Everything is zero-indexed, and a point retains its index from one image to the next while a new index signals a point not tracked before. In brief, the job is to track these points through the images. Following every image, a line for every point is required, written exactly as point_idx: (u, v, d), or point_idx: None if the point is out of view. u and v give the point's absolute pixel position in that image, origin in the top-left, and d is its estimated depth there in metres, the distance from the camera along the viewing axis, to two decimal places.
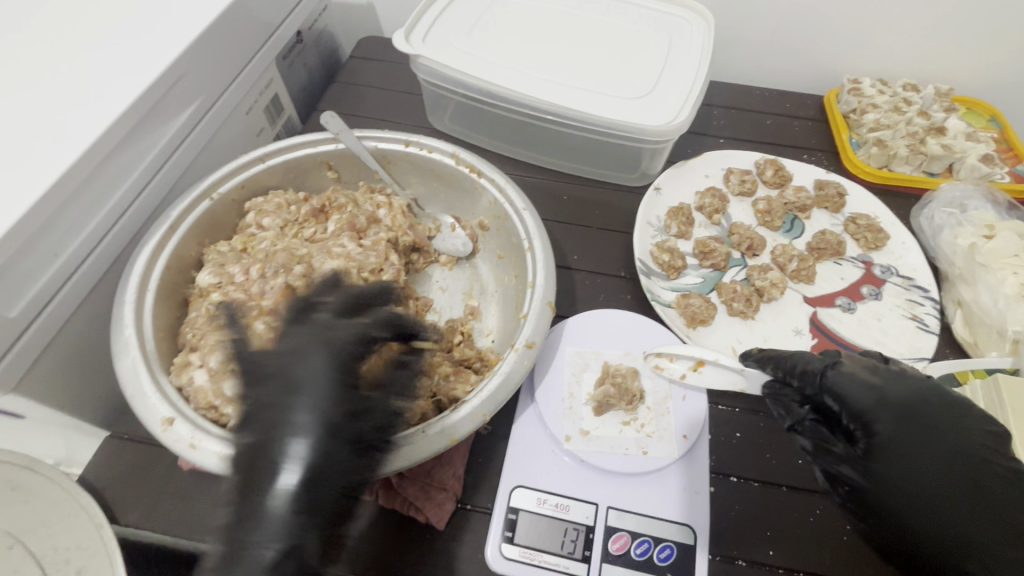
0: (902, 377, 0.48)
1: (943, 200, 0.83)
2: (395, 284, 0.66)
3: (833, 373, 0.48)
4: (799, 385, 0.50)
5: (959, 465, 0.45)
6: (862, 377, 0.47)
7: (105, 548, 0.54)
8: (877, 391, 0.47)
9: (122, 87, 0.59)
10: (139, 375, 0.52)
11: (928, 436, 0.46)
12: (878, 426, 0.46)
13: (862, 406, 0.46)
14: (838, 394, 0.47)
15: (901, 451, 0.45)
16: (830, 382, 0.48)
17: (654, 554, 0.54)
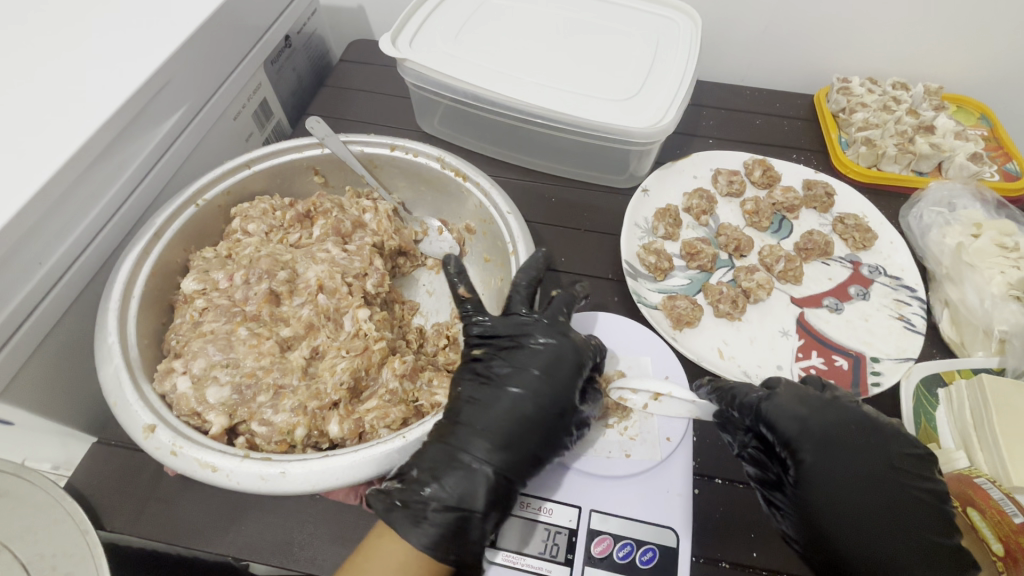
0: (827, 407, 0.53)
1: (931, 199, 0.83)
2: (379, 288, 0.67)
3: (764, 404, 0.53)
4: (740, 416, 0.55)
5: (879, 489, 0.50)
6: (790, 408, 0.53)
7: (91, 553, 0.54)
8: (803, 421, 0.52)
9: (104, 96, 0.59)
10: (122, 382, 0.52)
11: (851, 465, 0.51)
12: (803, 453, 0.51)
13: (790, 434, 0.52)
14: (770, 423, 0.53)
15: (825, 476, 0.51)
16: (762, 414, 0.53)
17: (636, 557, 0.53)
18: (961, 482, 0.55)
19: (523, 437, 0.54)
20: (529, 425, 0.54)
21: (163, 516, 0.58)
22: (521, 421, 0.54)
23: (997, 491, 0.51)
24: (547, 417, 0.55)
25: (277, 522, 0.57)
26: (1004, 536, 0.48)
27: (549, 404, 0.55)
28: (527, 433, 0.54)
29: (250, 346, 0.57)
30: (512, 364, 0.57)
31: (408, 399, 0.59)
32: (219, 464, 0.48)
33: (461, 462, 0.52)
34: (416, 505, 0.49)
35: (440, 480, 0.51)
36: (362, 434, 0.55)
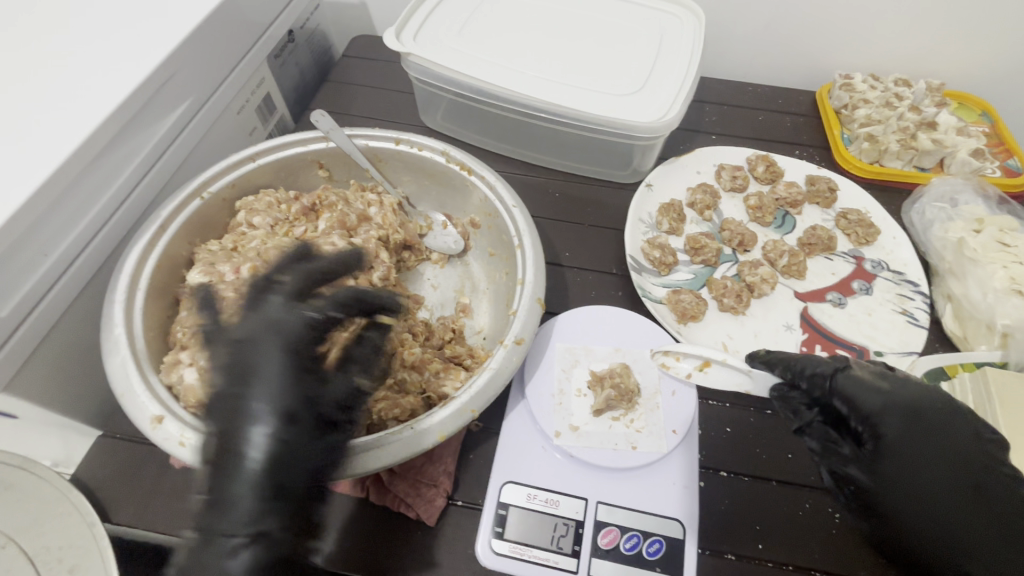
0: (909, 383, 0.50)
1: (933, 194, 0.83)
2: (385, 281, 0.67)
3: (840, 376, 0.50)
4: (808, 388, 0.52)
5: (958, 465, 0.47)
6: (869, 381, 0.50)
7: (98, 546, 0.54)
8: (886, 396, 0.49)
9: (109, 88, 0.58)
10: (129, 373, 0.52)
11: (932, 439, 0.48)
12: (884, 426, 0.48)
13: (871, 409, 0.49)
14: (845, 394, 0.50)
15: (909, 451, 0.47)
16: (838, 385, 0.50)
17: (643, 548, 0.54)
18: None
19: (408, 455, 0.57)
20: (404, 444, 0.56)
21: (172, 509, 0.58)
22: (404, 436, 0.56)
23: None
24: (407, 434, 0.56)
25: None
26: None
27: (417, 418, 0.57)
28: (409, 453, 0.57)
29: None
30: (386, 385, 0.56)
31: (416, 390, 0.60)
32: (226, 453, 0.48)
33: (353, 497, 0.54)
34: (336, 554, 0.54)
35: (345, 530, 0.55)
36: (371, 425, 0.57)
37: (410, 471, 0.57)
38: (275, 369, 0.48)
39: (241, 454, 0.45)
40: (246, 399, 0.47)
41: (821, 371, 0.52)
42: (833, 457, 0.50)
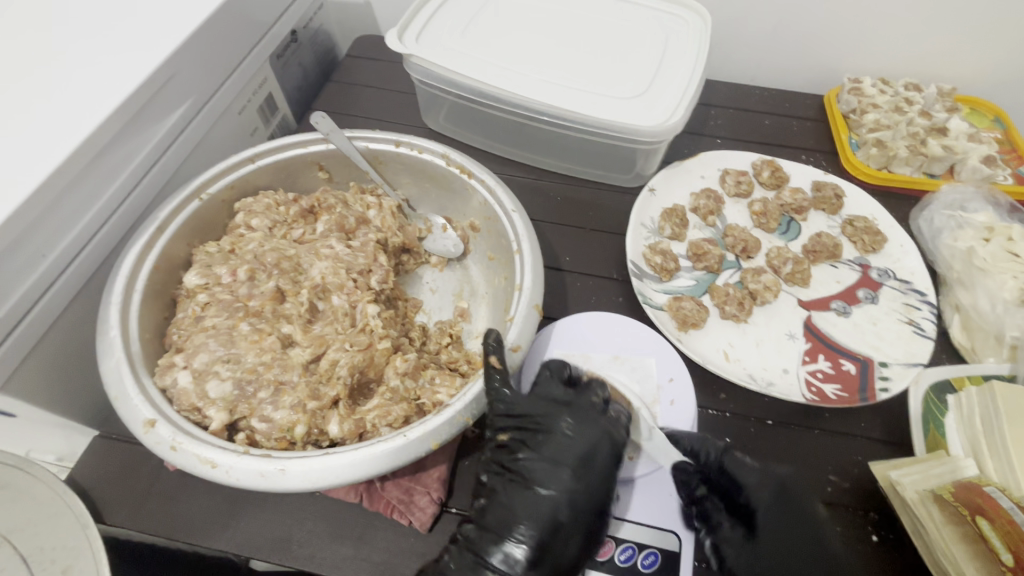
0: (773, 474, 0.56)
1: (943, 202, 0.81)
2: (384, 284, 0.66)
3: (727, 458, 0.56)
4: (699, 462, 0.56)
5: (815, 552, 0.53)
6: (746, 466, 0.56)
7: (91, 549, 0.54)
8: (760, 480, 0.56)
9: (109, 88, 0.58)
10: (122, 375, 0.52)
11: (798, 530, 0.53)
12: (757, 507, 0.55)
13: (751, 485, 0.55)
14: (728, 475, 0.55)
15: (775, 531, 0.54)
16: (725, 466, 0.56)
17: (638, 560, 0.53)
18: (968, 491, 0.52)
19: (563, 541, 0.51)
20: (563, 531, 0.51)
21: (164, 511, 0.58)
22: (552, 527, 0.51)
23: (1008, 500, 0.49)
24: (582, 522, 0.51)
25: (277, 519, 0.57)
26: (1014, 545, 0.47)
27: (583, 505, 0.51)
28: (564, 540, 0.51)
29: (252, 342, 0.58)
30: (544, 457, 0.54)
31: (409, 398, 0.58)
32: (219, 460, 0.48)
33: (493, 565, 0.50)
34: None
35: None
36: (362, 434, 0.55)
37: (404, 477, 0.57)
38: (569, 467, 0.53)
39: (506, 539, 0.50)
40: (530, 492, 0.52)
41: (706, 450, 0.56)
42: (715, 529, 0.55)
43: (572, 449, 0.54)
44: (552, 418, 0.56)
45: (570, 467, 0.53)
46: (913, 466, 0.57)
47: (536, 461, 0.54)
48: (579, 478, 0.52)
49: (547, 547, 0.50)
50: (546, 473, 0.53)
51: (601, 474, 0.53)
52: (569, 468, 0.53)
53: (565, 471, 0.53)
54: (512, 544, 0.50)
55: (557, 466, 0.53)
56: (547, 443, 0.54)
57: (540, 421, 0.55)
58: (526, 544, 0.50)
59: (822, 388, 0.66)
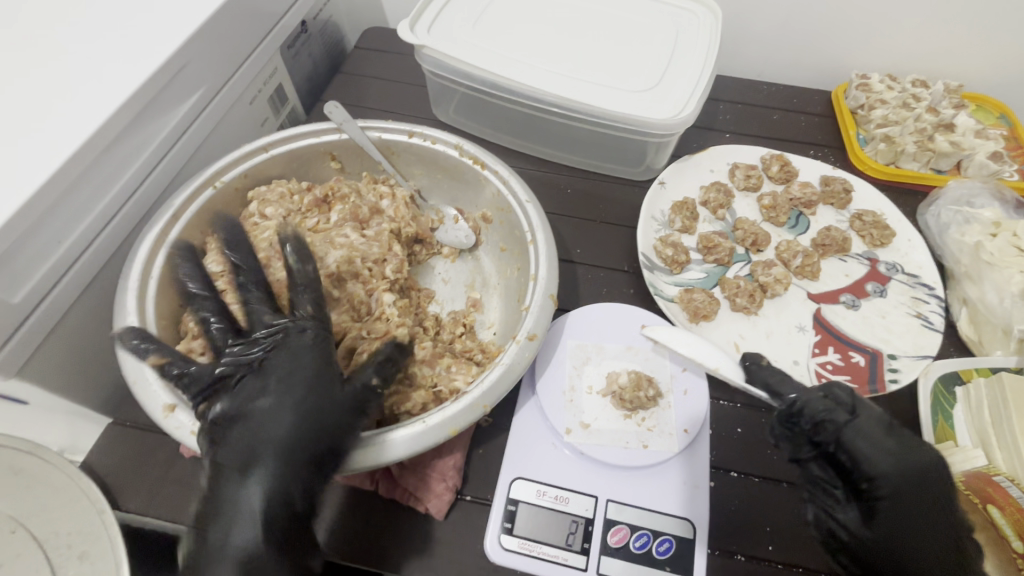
0: (914, 446, 0.49)
1: (950, 197, 0.82)
2: (398, 274, 0.66)
3: (847, 431, 0.49)
4: (809, 429, 0.50)
5: (940, 527, 0.46)
6: (877, 440, 0.48)
7: (108, 534, 0.54)
8: (896, 461, 0.48)
9: (126, 75, 0.58)
10: (141, 361, 0.52)
11: (920, 511, 0.46)
12: (885, 491, 0.47)
13: (874, 467, 0.48)
14: (853, 453, 0.48)
15: (899, 510, 0.47)
16: (842, 439, 0.49)
17: (652, 547, 0.54)
18: (978, 480, 0.53)
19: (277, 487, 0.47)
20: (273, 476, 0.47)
21: (180, 496, 0.58)
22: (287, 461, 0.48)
23: (1016, 489, 0.51)
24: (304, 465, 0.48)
25: None
26: None
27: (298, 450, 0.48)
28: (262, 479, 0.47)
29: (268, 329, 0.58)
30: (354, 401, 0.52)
31: (427, 385, 0.59)
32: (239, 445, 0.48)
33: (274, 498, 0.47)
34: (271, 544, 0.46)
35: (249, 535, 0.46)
36: (382, 421, 0.57)
37: (423, 464, 0.57)
38: (294, 396, 0.50)
39: (252, 482, 0.47)
40: (253, 425, 0.49)
41: (831, 419, 0.49)
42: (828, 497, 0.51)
43: (257, 395, 0.50)
44: (271, 365, 0.52)
45: (295, 403, 0.49)
46: None
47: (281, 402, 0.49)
48: (303, 415, 0.49)
49: (283, 490, 0.47)
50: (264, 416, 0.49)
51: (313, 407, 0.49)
52: (295, 398, 0.50)
53: (276, 409, 0.49)
54: (252, 484, 0.47)
55: (264, 395, 0.50)
56: (248, 393, 0.50)
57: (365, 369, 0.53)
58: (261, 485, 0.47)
59: (832, 380, 0.67)
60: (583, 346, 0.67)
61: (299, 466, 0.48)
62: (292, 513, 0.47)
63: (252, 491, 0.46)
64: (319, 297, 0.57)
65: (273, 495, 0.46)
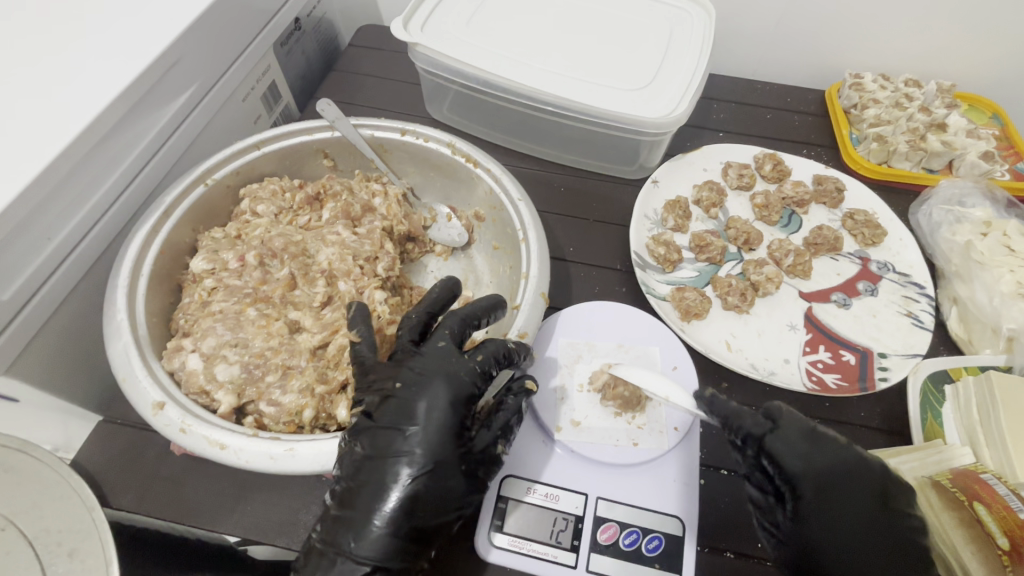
0: (837, 448, 0.52)
1: (940, 197, 0.82)
2: (390, 272, 0.66)
3: (769, 437, 0.52)
4: (743, 441, 0.54)
5: (869, 526, 0.49)
6: (797, 445, 0.52)
7: (97, 531, 0.54)
8: (806, 463, 0.51)
9: (116, 72, 0.58)
10: (130, 358, 0.52)
11: (841, 506, 0.49)
12: (802, 494, 0.50)
13: (797, 470, 0.51)
14: (772, 455, 0.52)
15: (823, 512, 0.50)
16: (766, 446, 0.52)
17: (642, 544, 0.54)
18: (965, 477, 0.53)
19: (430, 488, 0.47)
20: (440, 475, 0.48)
21: (171, 493, 0.58)
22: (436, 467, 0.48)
23: (1003, 487, 0.50)
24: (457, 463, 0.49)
25: (284, 503, 0.57)
26: (1010, 530, 0.48)
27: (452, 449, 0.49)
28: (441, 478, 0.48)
29: (259, 327, 0.58)
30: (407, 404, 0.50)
31: None
32: (228, 442, 0.48)
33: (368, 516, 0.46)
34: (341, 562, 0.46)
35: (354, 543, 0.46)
36: None
37: None
38: (446, 402, 0.49)
39: (388, 486, 0.47)
40: (401, 429, 0.48)
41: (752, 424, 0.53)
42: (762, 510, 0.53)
43: (416, 403, 0.49)
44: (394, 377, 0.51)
45: (391, 415, 0.49)
46: (911, 452, 0.60)
47: (409, 398, 0.49)
48: (445, 420, 0.49)
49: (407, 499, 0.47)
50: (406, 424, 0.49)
51: (450, 420, 0.49)
52: (448, 404, 0.49)
53: (444, 420, 0.49)
54: (390, 491, 0.47)
55: (413, 400, 0.49)
56: (388, 402, 0.50)
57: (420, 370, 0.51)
58: (389, 499, 0.46)
59: (823, 378, 0.67)
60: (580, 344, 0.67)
61: (449, 472, 0.48)
62: (422, 521, 0.47)
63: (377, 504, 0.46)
64: (466, 318, 0.56)
65: (389, 509, 0.46)
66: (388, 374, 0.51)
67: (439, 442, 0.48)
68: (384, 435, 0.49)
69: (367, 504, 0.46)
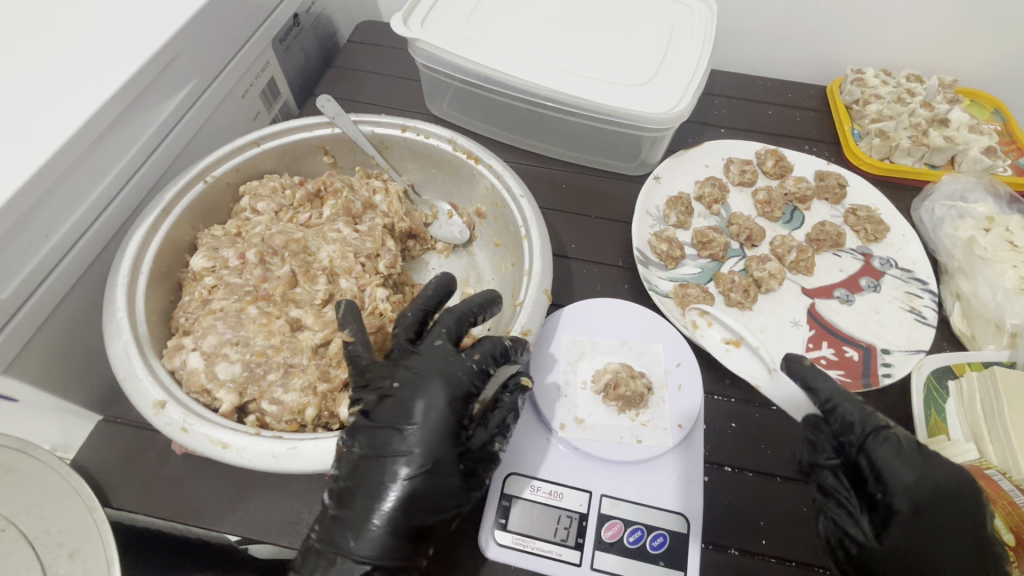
0: (939, 463, 0.49)
1: (943, 193, 0.82)
2: (392, 269, 0.66)
3: (877, 444, 0.49)
4: (839, 436, 0.51)
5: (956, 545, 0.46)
6: (906, 456, 0.48)
7: (98, 532, 0.54)
8: (919, 476, 0.48)
9: (113, 67, 0.57)
10: (131, 358, 0.52)
11: (938, 523, 0.47)
12: (902, 505, 0.47)
13: (900, 482, 0.48)
14: (877, 462, 0.49)
15: (916, 527, 0.47)
16: (872, 452, 0.49)
17: (646, 542, 0.54)
18: (970, 472, 0.53)
19: (429, 486, 0.47)
20: (437, 474, 0.47)
21: (173, 493, 0.58)
22: (434, 466, 0.47)
23: (1008, 482, 0.51)
24: (454, 461, 0.48)
25: (286, 502, 0.57)
26: (1014, 524, 0.49)
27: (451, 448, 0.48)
28: (439, 478, 0.47)
29: (260, 324, 0.57)
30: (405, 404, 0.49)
31: None
32: (230, 441, 0.48)
33: (366, 517, 0.46)
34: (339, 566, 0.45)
35: (354, 541, 0.46)
36: None
37: None
38: (444, 402, 0.49)
39: (387, 486, 0.47)
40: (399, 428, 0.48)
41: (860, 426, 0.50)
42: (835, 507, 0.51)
43: (412, 402, 0.49)
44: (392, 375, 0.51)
45: (387, 415, 0.49)
46: None
47: (407, 398, 0.49)
48: (444, 418, 0.48)
49: (404, 499, 0.47)
50: (403, 424, 0.48)
51: (446, 420, 0.48)
52: (445, 404, 0.49)
53: (440, 420, 0.48)
54: (389, 490, 0.46)
55: (410, 400, 0.49)
56: (386, 403, 0.49)
57: (413, 371, 0.50)
58: (385, 499, 0.46)
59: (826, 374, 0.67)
60: (580, 340, 0.67)
61: (446, 471, 0.48)
62: (417, 521, 0.47)
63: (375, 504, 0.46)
64: (461, 313, 0.55)
65: (389, 509, 0.46)
66: (387, 372, 0.51)
67: (434, 442, 0.48)
68: (382, 435, 0.48)
69: (367, 503, 0.46)
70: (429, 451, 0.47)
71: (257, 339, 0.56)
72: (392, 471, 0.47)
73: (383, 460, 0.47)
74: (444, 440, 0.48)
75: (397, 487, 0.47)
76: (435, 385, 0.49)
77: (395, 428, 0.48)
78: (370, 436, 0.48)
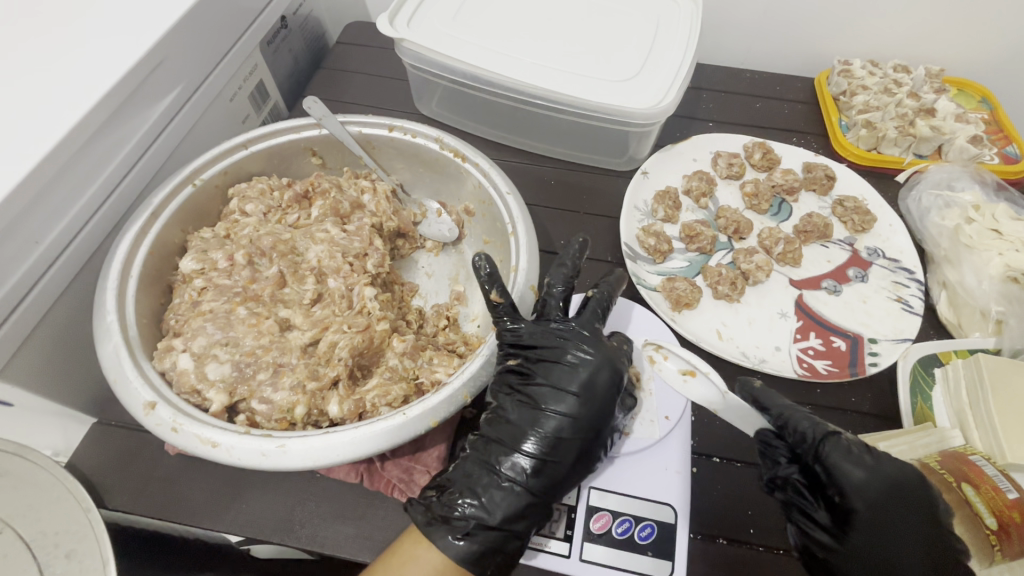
0: (888, 460, 0.50)
1: (929, 181, 0.83)
2: (380, 268, 0.66)
3: (826, 444, 0.50)
4: (792, 444, 0.53)
5: (920, 538, 0.47)
6: (854, 456, 0.50)
7: (93, 531, 0.54)
8: (868, 475, 0.49)
9: (98, 74, 0.57)
10: (121, 360, 0.52)
11: (897, 520, 0.47)
12: (858, 504, 0.48)
13: (852, 482, 0.49)
14: (828, 465, 0.50)
15: (878, 525, 0.48)
16: (821, 453, 0.50)
17: (635, 533, 0.54)
18: (955, 459, 0.53)
19: (556, 460, 0.53)
20: (566, 450, 0.53)
21: (165, 493, 0.58)
22: (562, 444, 0.53)
23: (992, 468, 0.51)
24: (582, 441, 0.54)
25: (279, 500, 0.58)
26: (998, 511, 0.49)
27: (587, 429, 0.54)
28: (564, 454, 0.53)
29: (249, 325, 0.58)
30: (551, 383, 0.56)
31: (408, 377, 0.59)
32: (219, 440, 0.49)
33: (500, 481, 0.52)
34: (459, 522, 0.50)
35: (479, 497, 0.52)
36: (362, 414, 0.55)
37: (404, 456, 0.59)
38: (581, 389, 0.55)
39: (518, 453, 0.53)
40: (562, 394, 0.55)
41: (808, 431, 0.52)
42: (801, 516, 0.52)
43: (579, 376, 0.55)
44: (562, 349, 0.57)
45: (529, 394, 0.56)
46: (901, 436, 0.60)
47: (559, 380, 0.55)
48: (582, 403, 0.54)
49: (551, 457, 0.53)
50: (548, 404, 0.55)
51: (605, 397, 0.55)
52: (586, 394, 0.54)
53: (600, 395, 0.55)
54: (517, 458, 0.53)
55: (577, 373, 0.55)
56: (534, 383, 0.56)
57: (548, 354, 0.56)
58: (531, 454, 0.53)
59: (813, 364, 0.67)
60: None
61: (571, 448, 0.53)
62: (556, 476, 0.53)
63: (523, 459, 0.52)
64: (606, 296, 0.61)
65: (520, 474, 0.52)
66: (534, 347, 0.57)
67: (590, 413, 0.54)
68: (525, 410, 0.55)
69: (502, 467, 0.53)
70: (568, 432, 0.53)
71: (247, 340, 0.57)
72: (525, 444, 0.53)
73: (515, 436, 0.54)
74: (584, 426, 0.54)
75: (528, 455, 0.53)
76: (589, 378, 0.55)
77: (542, 408, 0.55)
78: (513, 409, 0.56)
